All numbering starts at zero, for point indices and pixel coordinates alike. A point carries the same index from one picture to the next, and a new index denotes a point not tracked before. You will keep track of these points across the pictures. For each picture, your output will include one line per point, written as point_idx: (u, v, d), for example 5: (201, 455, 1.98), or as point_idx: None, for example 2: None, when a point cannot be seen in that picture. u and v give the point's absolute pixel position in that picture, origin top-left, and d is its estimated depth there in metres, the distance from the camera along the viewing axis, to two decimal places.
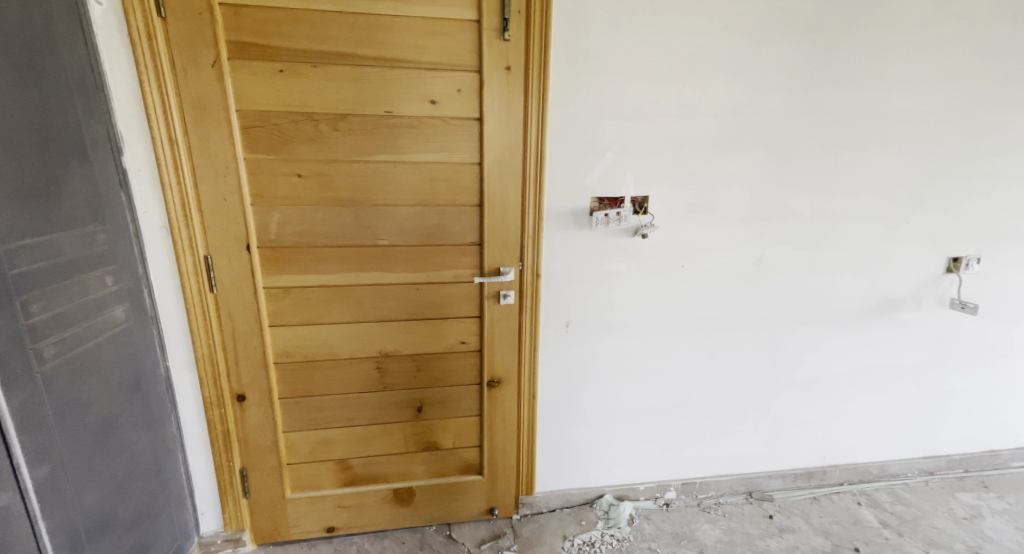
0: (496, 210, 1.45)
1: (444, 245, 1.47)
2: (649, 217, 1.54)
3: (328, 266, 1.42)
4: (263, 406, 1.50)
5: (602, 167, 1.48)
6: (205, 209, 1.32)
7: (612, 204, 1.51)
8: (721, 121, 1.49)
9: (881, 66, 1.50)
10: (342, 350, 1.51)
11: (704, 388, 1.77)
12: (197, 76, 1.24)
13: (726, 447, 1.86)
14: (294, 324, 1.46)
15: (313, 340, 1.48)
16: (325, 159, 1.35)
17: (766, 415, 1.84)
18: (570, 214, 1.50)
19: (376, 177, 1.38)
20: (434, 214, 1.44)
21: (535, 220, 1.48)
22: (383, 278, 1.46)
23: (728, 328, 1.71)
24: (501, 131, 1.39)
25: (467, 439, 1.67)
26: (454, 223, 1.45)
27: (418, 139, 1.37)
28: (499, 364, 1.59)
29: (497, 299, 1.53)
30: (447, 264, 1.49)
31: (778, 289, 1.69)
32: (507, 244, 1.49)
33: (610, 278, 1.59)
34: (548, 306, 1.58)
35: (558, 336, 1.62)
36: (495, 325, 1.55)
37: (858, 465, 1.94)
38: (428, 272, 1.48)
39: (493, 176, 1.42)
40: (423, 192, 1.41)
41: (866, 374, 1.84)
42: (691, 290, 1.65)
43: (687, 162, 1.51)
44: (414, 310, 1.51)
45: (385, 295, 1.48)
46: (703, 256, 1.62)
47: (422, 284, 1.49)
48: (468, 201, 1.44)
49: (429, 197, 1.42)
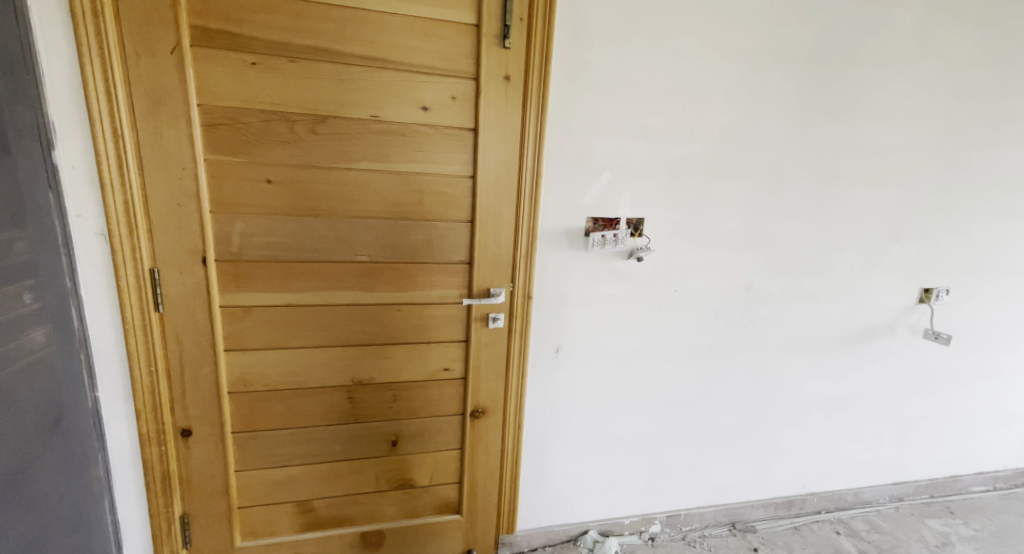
0: (488, 228, 1.35)
1: (430, 263, 1.35)
2: (644, 239, 1.49)
3: (298, 283, 1.27)
4: (213, 442, 1.31)
5: (599, 187, 1.41)
6: (153, 215, 1.14)
7: (607, 226, 1.44)
8: (717, 146, 1.46)
9: (868, 101, 1.53)
10: (310, 378, 1.34)
11: (693, 417, 1.72)
12: (152, 63, 1.07)
13: (712, 476, 1.81)
14: (256, 348, 1.29)
15: (276, 366, 1.31)
16: (300, 165, 1.21)
17: (750, 443, 1.81)
18: (565, 234, 1.43)
19: (359, 186, 1.25)
20: (420, 229, 1.32)
21: (529, 240, 1.38)
22: (361, 297, 1.32)
23: (717, 355, 1.68)
24: (497, 144, 1.30)
25: (445, 475, 1.53)
26: (442, 240, 1.34)
27: (406, 147, 1.25)
28: (484, 392, 1.47)
29: (485, 322, 1.42)
30: (432, 284, 1.36)
31: (766, 315, 1.68)
32: (498, 264, 1.38)
33: (603, 302, 1.52)
34: (538, 330, 1.48)
35: (547, 363, 1.52)
36: (481, 351, 1.44)
37: (835, 493, 1.95)
38: (411, 293, 1.35)
39: (487, 191, 1.32)
40: (408, 205, 1.29)
41: (845, 402, 1.86)
42: (683, 316, 1.60)
43: (684, 185, 1.48)
44: (393, 333, 1.37)
45: (363, 317, 1.34)
46: (696, 282, 1.58)
47: (403, 305, 1.36)
48: (458, 216, 1.33)
49: (417, 212, 1.30)
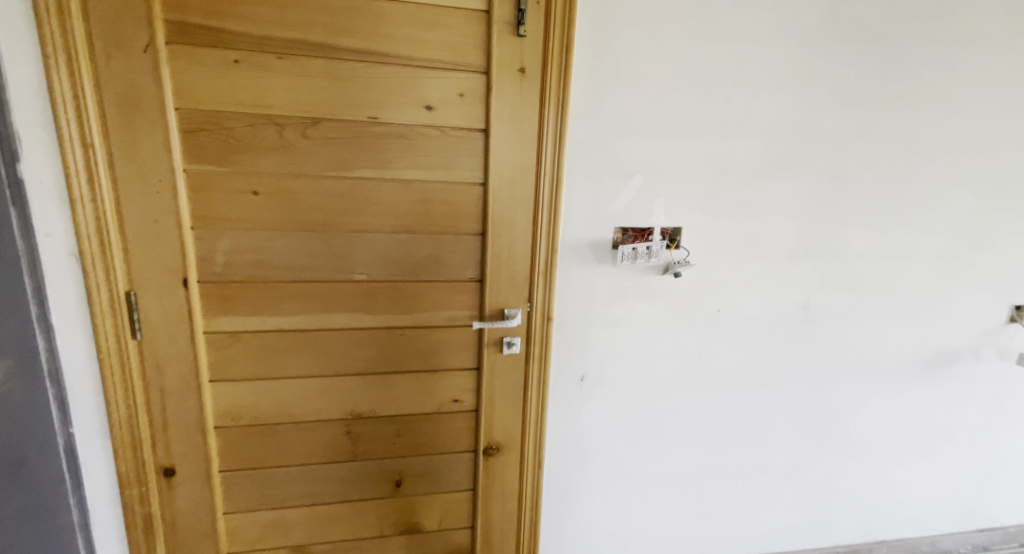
0: (502, 240, 1.18)
1: (437, 281, 1.19)
2: (682, 252, 1.31)
3: (291, 306, 1.14)
4: (198, 482, 1.18)
5: (629, 192, 1.24)
6: (128, 233, 1.02)
7: (639, 237, 1.27)
8: (768, 143, 1.27)
9: (948, 86, 1.31)
10: (304, 411, 1.20)
11: (739, 453, 1.53)
12: (124, 63, 0.95)
13: (762, 521, 1.59)
14: (245, 378, 1.16)
15: (268, 398, 1.18)
16: (291, 174, 1.07)
17: (807, 482, 1.59)
18: (589, 248, 1.26)
19: (357, 195, 1.11)
20: (425, 244, 1.16)
21: (548, 254, 1.21)
22: (360, 321, 1.18)
23: (767, 381, 1.48)
24: (512, 146, 1.14)
25: (457, 518, 1.36)
26: (451, 255, 1.18)
27: (409, 152, 1.11)
28: (500, 426, 1.31)
29: (500, 347, 1.25)
30: (439, 305, 1.21)
31: (825, 339, 1.47)
32: (513, 282, 1.22)
33: (634, 323, 1.35)
34: (560, 355, 1.32)
35: (570, 393, 1.36)
36: (495, 381, 1.27)
37: (907, 541, 1.70)
38: (416, 315, 1.20)
39: (501, 198, 1.16)
40: (412, 216, 1.14)
41: (919, 437, 1.62)
42: (727, 339, 1.42)
43: (729, 190, 1.29)
44: (397, 360, 1.22)
45: (362, 342, 1.19)
46: (741, 300, 1.39)
47: (407, 329, 1.21)
48: (468, 229, 1.18)
49: (422, 223, 1.15)
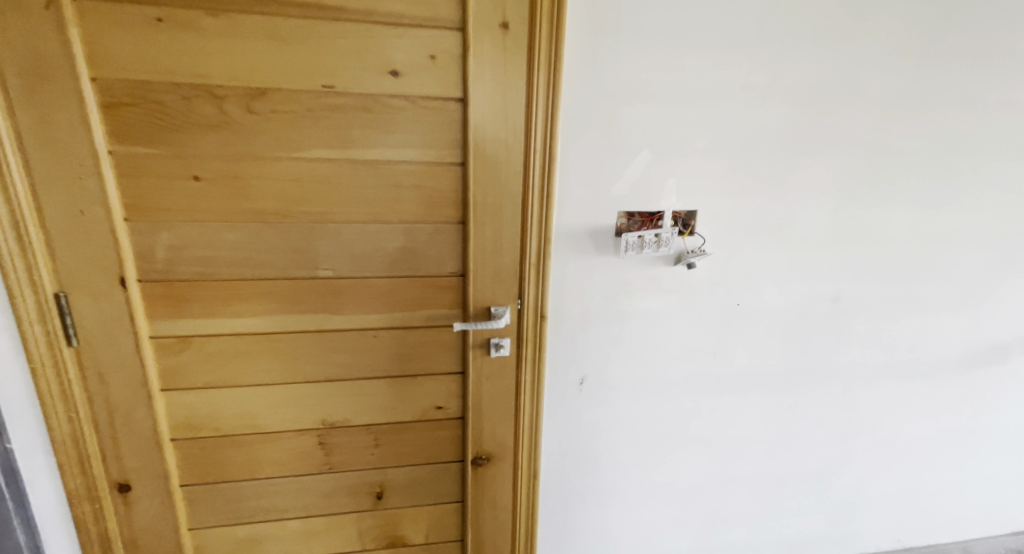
0: (486, 229, 1.02)
1: (413, 277, 1.04)
2: (696, 239, 1.14)
3: (247, 307, 1.00)
4: (157, 498, 1.08)
5: (635, 171, 1.07)
6: (51, 228, 0.89)
7: (646, 222, 1.11)
8: (801, 110, 1.08)
9: (1013, 41, 1.12)
10: (270, 422, 1.09)
11: (758, 459, 1.39)
12: (23, 25, 0.80)
13: (781, 529, 1.47)
14: (201, 386, 1.04)
15: (228, 408, 1.06)
16: (235, 156, 0.92)
17: (832, 489, 1.45)
18: (588, 236, 1.10)
19: (314, 178, 0.95)
20: (397, 235, 1.01)
21: (541, 243, 1.05)
22: (327, 323, 1.04)
23: (792, 382, 1.32)
24: (495, 118, 0.96)
25: (444, 531, 1.25)
26: (427, 247, 1.03)
27: (373, 127, 0.94)
28: (489, 435, 1.18)
29: (486, 350, 1.11)
30: (416, 304, 1.06)
31: (858, 335, 1.30)
32: (501, 276, 1.06)
33: (641, 320, 1.20)
34: (556, 356, 1.18)
35: (567, 398, 1.23)
36: (483, 386, 1.14)
37: (941, 549, 1.56)
38: (390, 315, 1.06)
39: (484, 180, 0.99)
40: (380, 203, 0.99)
41: (958, 440, 1.46)
42: (749, 336, 1.26)
43: (754, 167, 1.10)
44: (371, 365, 1.09)
45: (330, 346, 1.06)
46: (764, 293, 1.22)
47: (381, 331, 1.07)
48: (447, 217, 1.02)
49: (392, 211, 1.00)
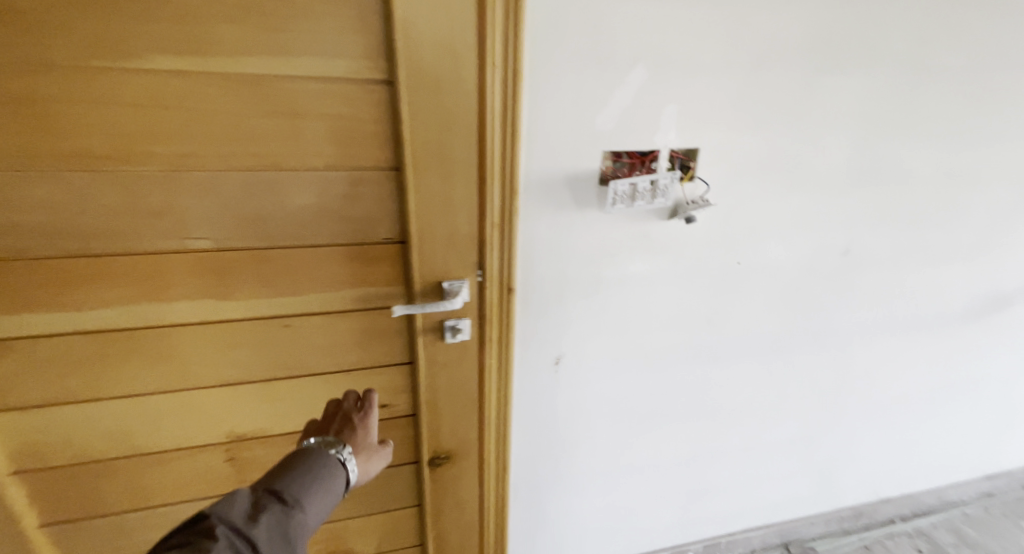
0: (430, 178, 0.74)
1: (332, 246, 0.76)
2: (698, 186, 0.92)
3: (89, 298, 0.71)
4: (13, 537, 0.84)
5: (624, 97, 0.81)
6: None
7: (637, 165, 0.87)
8: (830, 13, 0.84)
9: None
10: (158, 439, 0.83)
11: (746, 427, 1.27)
12: None
13: (764, 494, 1.40)
14: (43, 404, 0.76)
15: (91, 428, 0.79)
16: (18, 67, 0.58)
17: (817, 451, 1.38)
18: (564, 184, 0.85)
19: (164, 105, 0.63)
20: (304, 188, 0.71)
21: (506, 196, 0.79)
22: (217, 312, 0.76)
23: (787, 346, 1.18)
24: (434, 11, 0.65)
25: (401, 534, 1.08)
26: (350, 205, 0.74)
27: (244, 22, 0.61)
28: (448, 432, 0.97)
29: (440, 334, 0.87)
30: (340, 282, 0.79)
31: (863, 292, 1.15)
32: (454, 241, 0.80)
33: (628, 286, 0.98)
34: (526, 332, 0.97)
35: (540, 379, 1.03)
36: (438, 377, 0.91)
37: (914, 495, 1.55)
38: (307, 298, 0.79)
39: (425, 109, 0.70)
40: (271, 142, 0.68)
41: (947, 392, 1.39)
42: (747, 301, 1.09)
43: (773, 93, 0.87)
44: (286, 362, 0.83)
45: (225, 342, 0.79)
46: (767, 248, 1.04)
47: (295, 319, 0.80)
48: (373, 161, 0.73)
49: (291, 155, 0.69)
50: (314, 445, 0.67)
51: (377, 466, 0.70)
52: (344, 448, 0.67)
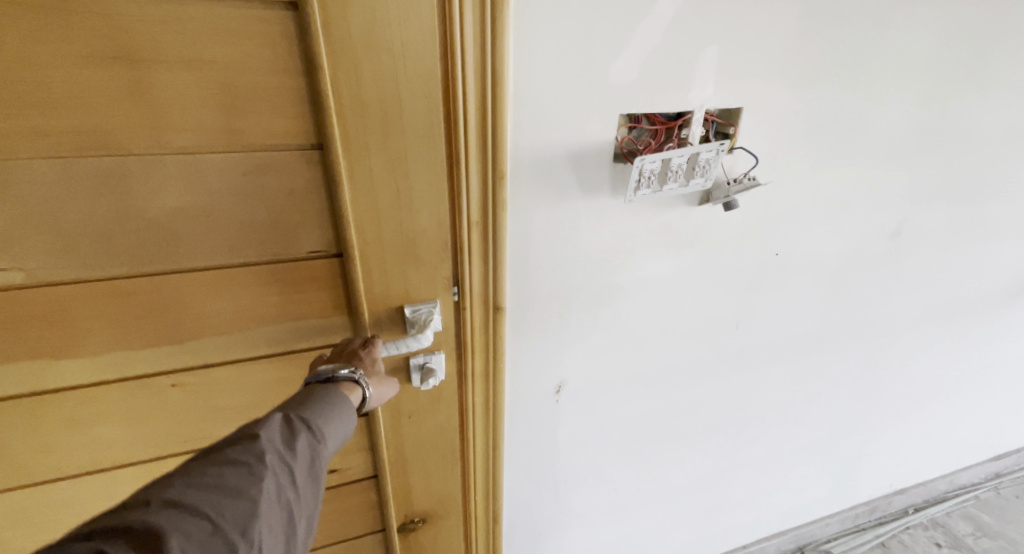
0: (374, 161, 0.49)
1: (229, 270, 0.51)
2: (742, 158, 0.69)
3: None
4: None
5: (648, 39, 0.57)
6: None
7: (664, 131, 0.64)
8: None
9: None
10: (13, 539, 0.60)
11: (768, 437, 1.09)
12: None
13: (783, 502, 1.24)
14: None
15: None
16: None
17: (840, 454, 1.22)
18: (567, 164, 0.62)
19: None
20: (169, 184, 0.45)
21: (487, 181, 0.54)
22: (61, 377, 0.51)
23: (821, 347, 0.99)
24: None
25: None
26: (247, 208, 0.48)
27: None
28: (422, 492, 0.75)
29: (404, 375, 0.65)
30: (247, 321, 0.55)
31: (909, 277, 0.96)
32: (415, 251, 0.55)
33: (643, 292, 0.76)
34: (517, 361, 0.75)
35: (535, 411, 0.81)
36: (404, 429, 0.69)
37: (930, 485, 1.44)
38: (200, 346, 0.54)
39: (356, 51, 0.44)
40: (94, 110, 0.41)
41: (973, 379, 1.26)
42: (782, 297, 0.87)
43: (840, 33, 0.64)
44: (178, 432, 0.60)
45: (81, 416, 0.55)
46: (810, 232, 0.81)
47: (185, 377, 0.56)
48: (275, 139, 0.46)
49: (137, 131, 0.43)
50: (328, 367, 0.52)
51: (391, 390, 0.57)
52: (360, 368, 0.52)
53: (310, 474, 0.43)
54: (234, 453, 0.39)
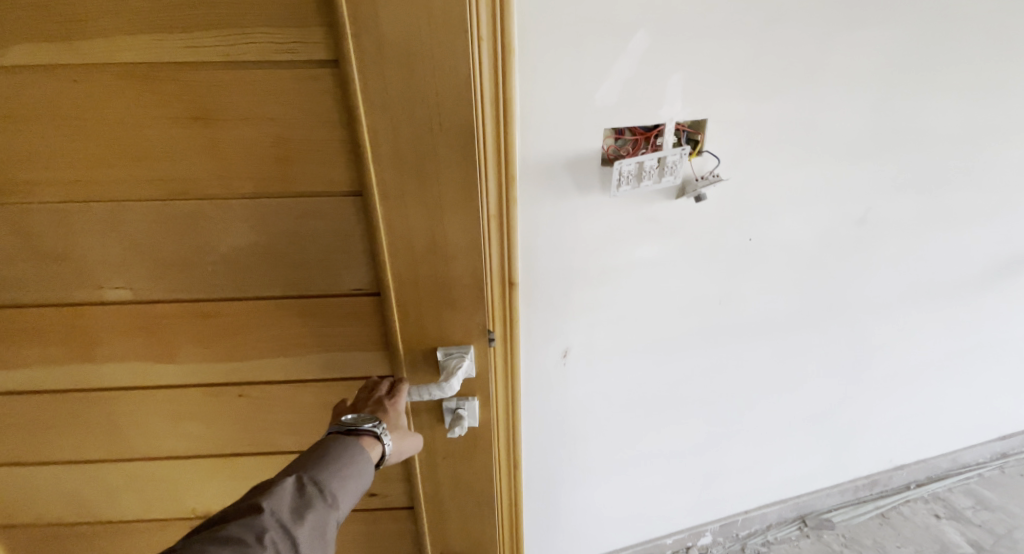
0: (407, 210, 0.56)
1: (285, 301, 0.61)
2: (709, 159, 0.77)
3: (25, 353, 0.61)
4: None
5: (625, 67, 0.65)
6: None
7: (642, 141, 0.72)
8: None
9: None
10: (129, 505, 0.77)
11: (758, 410, 1.18)
12: None
13: (780, 473, 1.34)
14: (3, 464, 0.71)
15: (59, 493, 0.74)
16: None
17: (834, 428, 1.29)
18: (563, 169, 0.71)
19: (55, 124, 0.50)
20: (241, 223, 0.56)
21: (502, 180, 0.65)
22: (165, 375, 0.65)
23: (801, 323, 1.06)
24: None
25: None
26: (298, 247, 0.58)
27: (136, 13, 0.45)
28: (455, 523, 0.84)
29: (438, 415, 0.73)
30: (296, 346, 0.65)
31: (885, 259, 1.03)
32: (443, 290, 0.62)
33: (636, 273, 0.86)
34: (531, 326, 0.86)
35: (545, 372, 0.93)
36: (439, 468, 0.78)
37: (931, 461, 1.50)
38: (265, 361, 0.66)
39: (392, 120, 0.51)
40: (189, 167, 0.53)
41: (962, 359, 1.31)
42: (761, 276, 0.95)
43: (794, 54, 0.71)
44: (247, 436, 0.72)
45: (178, 409, 0.68)
46: (783, 222, 0.89)
47: (249, 389, 0.68)
48: (320, 191, 0.56)
49: (219, 182, 0.54)
50: (347, 421, 0.57)
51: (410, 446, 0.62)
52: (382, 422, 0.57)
53: (313, 539, 0.46)
54: (235, 530, 0.42)
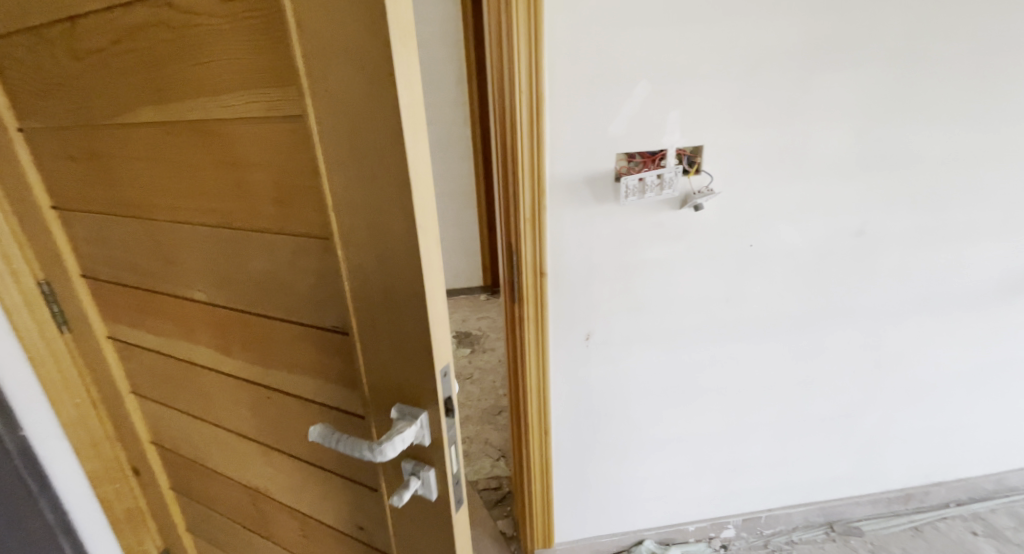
0: (368, 263, 0.46)
1: (292, 330, 0.57)
2: (704, 177, 0.88)
3: (155, 322, 0.71)
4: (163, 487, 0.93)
5: (631, 107, 0.81)
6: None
7: (647, 162, 0.86)
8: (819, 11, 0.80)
9: None
10: (218, 459, 0.80)
11: (776, 405, 1.19)
12: None
13: (805, 473, 1.33)
14: (156, 399, 0.82)
15: (190, 435, 0.82)
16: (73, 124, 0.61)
17: (857, 432, 1.28)
18: (583, 184, 0.86)
19: (146, 150, 0.57)
20: (252, 253, 0.54)
21: (534, 194, 0.83)
22: (227, 364, 0.68)
23: (811, 324, 1.08)
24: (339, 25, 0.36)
25: None
26: (294, 279, 0.53)
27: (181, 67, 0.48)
28: None
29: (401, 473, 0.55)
30: (307, 371, 0.60)
31: (886, 271, 1.05)
32: (405, 353, 0.48)
33: (646, 272, 0.95)
34: (562, 311, 0.97)
35: (572, 356, 1.02)
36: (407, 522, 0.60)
37: (971, 480, 1.44)
38: (284, 379, 0.62)
39: (345, 167, 0.42)
40: (217, 202, 0.54)
41: (996, 374, 1.26)
42: (764, 280, 1.01)
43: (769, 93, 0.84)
44: (278, 437, 0.69)
45: (237, 393, 0.69)
46: (781, 231, 0.96)
47: (275, 393, 0.65)
48: (301, 224, 0.50)
49: (235, 216, 0.54)
50: None
51: None
52: None
53: None
54: None
